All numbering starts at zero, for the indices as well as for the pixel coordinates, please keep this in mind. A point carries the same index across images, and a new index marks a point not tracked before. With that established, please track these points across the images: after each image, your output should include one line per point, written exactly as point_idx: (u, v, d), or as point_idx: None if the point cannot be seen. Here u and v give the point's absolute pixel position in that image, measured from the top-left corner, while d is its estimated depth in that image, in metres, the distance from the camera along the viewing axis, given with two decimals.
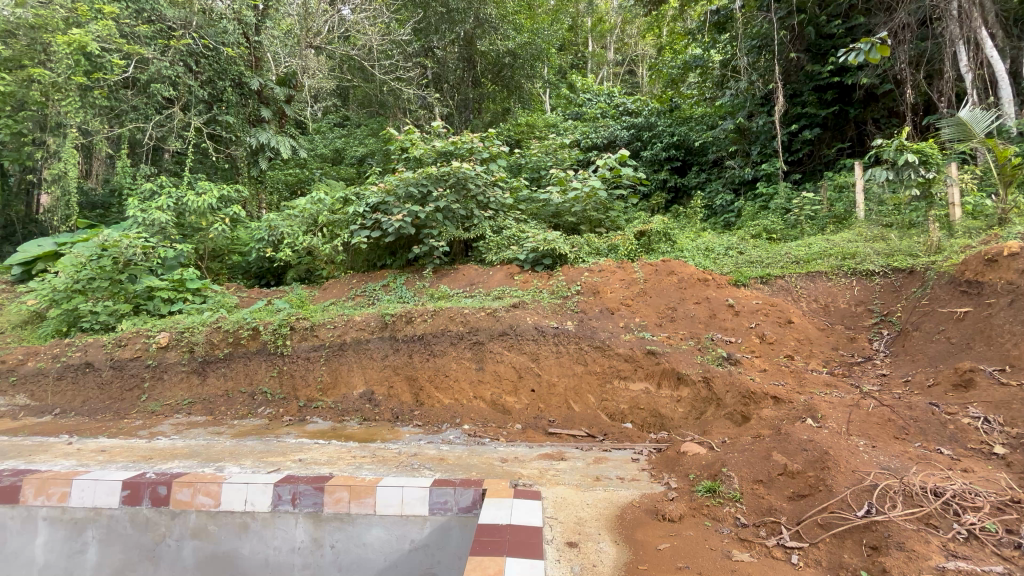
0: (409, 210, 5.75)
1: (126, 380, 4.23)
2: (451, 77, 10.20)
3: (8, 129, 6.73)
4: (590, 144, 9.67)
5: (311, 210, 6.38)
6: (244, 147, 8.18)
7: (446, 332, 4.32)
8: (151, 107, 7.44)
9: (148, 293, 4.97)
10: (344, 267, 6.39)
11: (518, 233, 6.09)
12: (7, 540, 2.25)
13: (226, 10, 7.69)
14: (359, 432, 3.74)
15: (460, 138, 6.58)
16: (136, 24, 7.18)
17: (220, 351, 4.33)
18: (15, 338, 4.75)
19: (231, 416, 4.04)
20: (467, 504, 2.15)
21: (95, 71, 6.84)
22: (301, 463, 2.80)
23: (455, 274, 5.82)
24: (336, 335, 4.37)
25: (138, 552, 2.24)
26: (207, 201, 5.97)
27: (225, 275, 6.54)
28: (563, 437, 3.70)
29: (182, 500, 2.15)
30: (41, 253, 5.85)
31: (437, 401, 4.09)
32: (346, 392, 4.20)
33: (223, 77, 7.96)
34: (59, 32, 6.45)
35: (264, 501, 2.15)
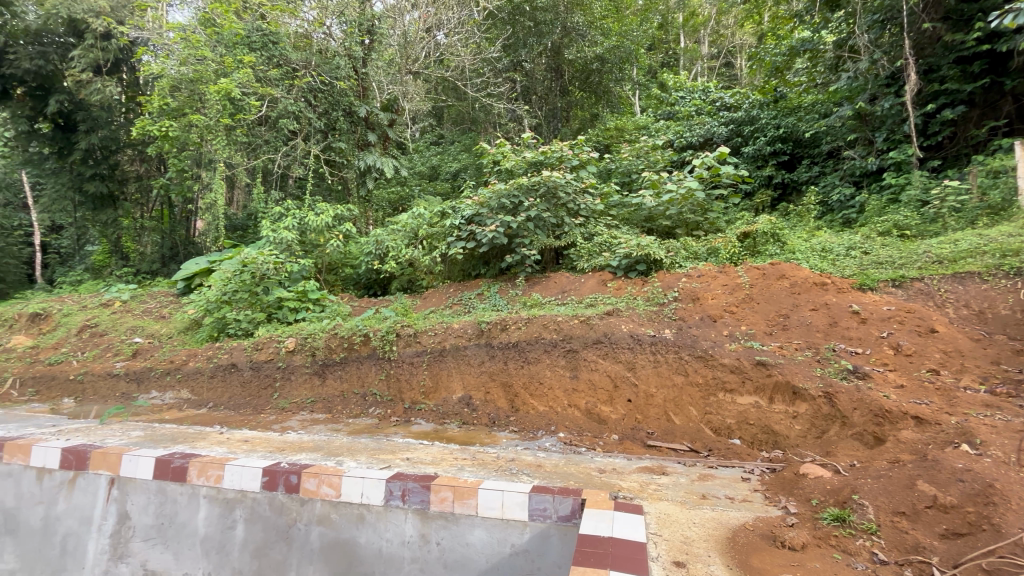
0: (502, 220, 5.93)
1: (262, 379, 4.82)
2: (539, 88, 10.43)
3: (174, 167, 8.05)
4: (684, 143, 9.25)
5: (412, 225, 6.81)
6: (354, 169, 8.99)
7: (540, 340, 4.36)
8: (279, 140, 8.47)
9: (279, 303, 5.64)
10: (441, 277, 6.73)
11: (609, 239, 6.01)
12: (177, 513, 2.56)
13: (338, 48, 8.61)
14: (460, 434, 3.91)
15: (550, 148, 6.65)
16: (268, 69, 8.27)
17: (337, 355, 4.78)
18: (180, 341, 5.62)
19: (347, 415, 4.44)
20: (567, 513, 2.14)
21: (237, 112, 7.95)
22: (409, 462, 2.98)
23: (548, 282, 5.87)
24: (436, 341, 4.62)
25: (274, 535, 2.47)
26: (325, 219, 6.68)
27: (339, 286, 7.15)
28: (663, 450, 3.56)
29: (310, 489, 2.40)
30: (198, 269, 6.92)
31: (532, 408, 4.14)
32: (446, 395, 4.41)
33: (336, 108, 8.87)
34: (211, 82, 7.62)
35: (377, 495, 2.32)
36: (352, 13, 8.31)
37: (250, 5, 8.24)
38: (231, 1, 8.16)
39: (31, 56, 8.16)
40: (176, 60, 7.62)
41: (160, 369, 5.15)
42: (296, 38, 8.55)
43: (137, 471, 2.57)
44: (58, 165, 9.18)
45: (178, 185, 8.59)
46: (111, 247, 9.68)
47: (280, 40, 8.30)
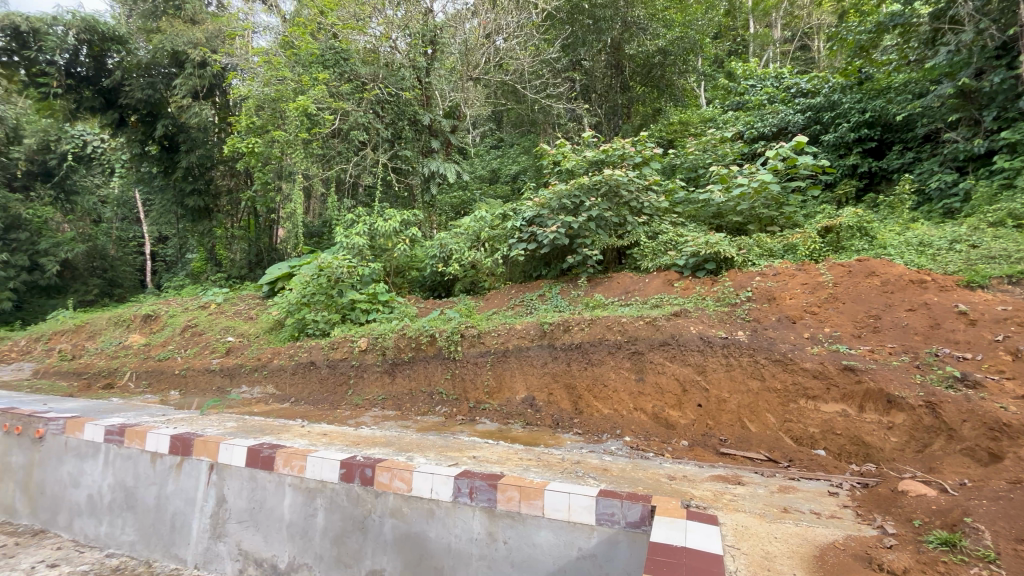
0: (563, 221, 5.91)
1: (338, 376, 5.12)
2: (599, 86, 10.31)
3: (259, 180, 8.76)
4: (756, 135, 8.70)
5: (474, 227, 6.94)
6: (419, 175, 9.31)
7: (603, 341, 4.29)
8: (351, 151, 8.92)
9: (352, 305, 5.96)
10: (503, 279, 6.80)
11: (675, 237, 5.82)
12: (267, 499, 2.75)
13: (403, 59, 8.98)
14: (524, 435, 3.93)
15: (611, 146, 6.54)
16: (341, 85, 8.75)
17: (406, 354, 4.97)
18: (266, 340, 6.08)
19: (416, 412, 4.60)
20: (636, 519, 2.08)
21: (313, 126, 8.44)
22: (476, 460, 3.03)
23: (611, 282, 5.76)
24: (499, 342, 4.68)
25: (351, 524, 2.57)
26: (393, 225, 6.98)
27: (406, 289, 7.42)
28: (738, 459, 3.37)
29: (383, 482, 2.50)
30: (280, 274, 7.47)
31: (597, 410, 4.08)
32: (510, 396, 4.45)
33: (402, 118, 9.24)
34: (290, 100, 8.24)
35: (446, 492, 2.38)
36: (416, 25, 8.68)
37: (324, 25, 8.75)
38: (307, 24, 8.77)
39: (143, 87, 9.23)
40: (261, 82, 8.36)
41: (249, 366, 5.62)
42: (365, 54, 8.95)
43: (233, 459, 2.81)
44: (165, 182, 10.36)
45: (263, 197, 9.35)
46: (207, 254, 10.72)
47: (350, 56, 8.79)
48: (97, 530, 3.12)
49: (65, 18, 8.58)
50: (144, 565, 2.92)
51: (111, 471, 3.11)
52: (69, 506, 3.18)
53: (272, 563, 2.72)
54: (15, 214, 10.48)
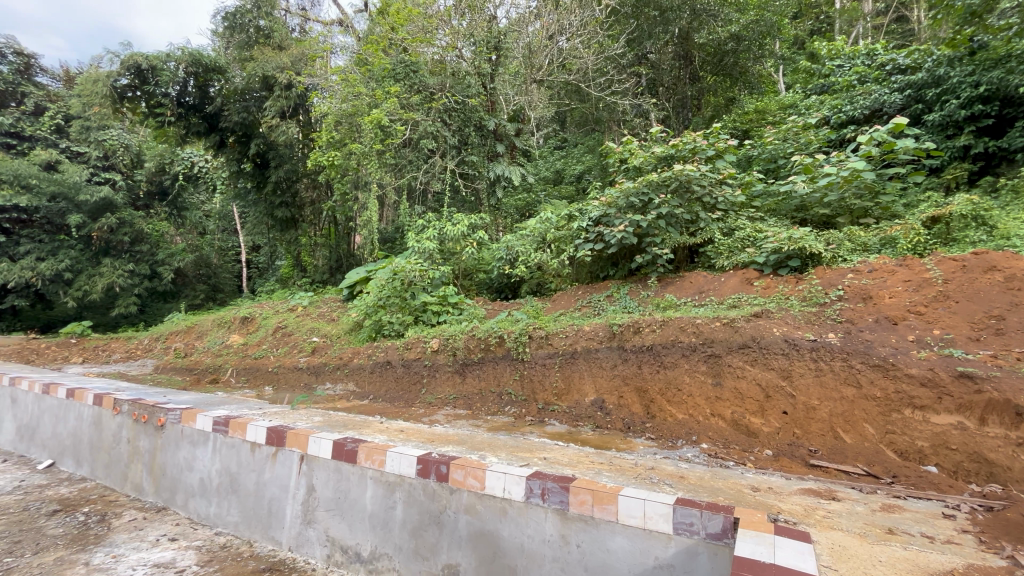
0: (631, 220, 5.76)
1: (412, 375, 5.34)
2: (667, 79, 10.05)
3: (339, 191, 9.37)
4: (844, 119, 7.95)
5: (540, 229, 6.96)
6: (485, 180, 9.45)
7: (677, 344, 4.13)
8: (420, 159, 9.23)
9: (423, 306, 6.20)
10: (570, 280, 6.75)
11: (753, 233, 5.51)
12: (352, 490, 2.91)
13: (469, 67, 9.23)
14: (594, 438, 3.88)
15: (681, 140, 6.28)
16: (411, 96, 9.04)
17: (475, 355, 5.08)
18: (346, 340, 6.47)
19: (486, 411, 4.68)
20: (717, 531, 1.96)
21: (387, 138, 8.84)
22: (547, 462, 3.01)
23: (683, 282, 5.54)
24: (568, 344, 4.65)
25: (427, 518, 2.64)
26: (461, 229, 7.18)
27: (474, 291, 7.56)
28: (831, 472, 3.10)
29: (458, 479, 2.56)
30: (358, 278, 7.93)
31: (670, 415, 3.93)
32: (579, 398, 4.40)
33: (468, 124, 9.42)
34: (365, 113, 8.70)
35: (518, 492, 2.39)
36: (480, 33, 8.92)
37: (394, 41, 9.20)
38: (379, 41, 9.29)
39: (238, 111, 10.26)
40: (339, 98, 8.83)
41: (332, 364, 6.03)
42: (433, 65, 9.30)
43: (321, 451, 3.02)
44: (258, 196, 11.38)
45: (342, 206, 10.01)
46: (294, 261, 11.63)
47: (419, 68, 9.11)
48: (207, 510, 3.46)
49: (173, 52, 9.59)
50: (247, 544, 3.20)
51: (218, 458, 3.45)
52: (184, 487, 3.57)
53: (356, 551, 2.85)
54: (139, 229, 12.00)
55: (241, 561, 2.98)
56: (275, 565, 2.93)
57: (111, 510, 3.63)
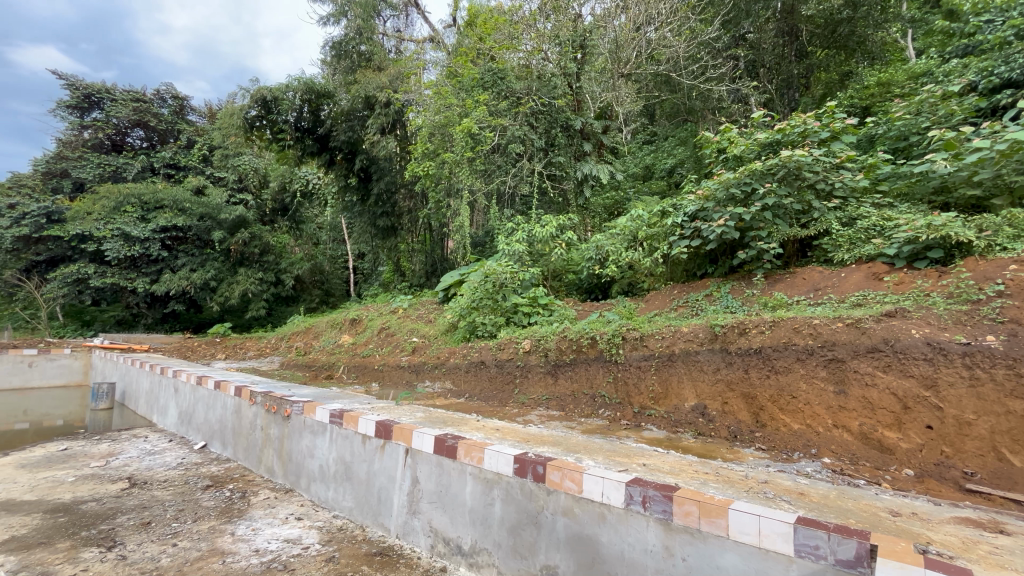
0: (732, 213, 5.38)
1: (505, 375, 5.44)
2: (769, 59, 9.28)
3: (433, 199, 9.86)
4: (998, 83, 6.62)
5: (631, 227, 6.73)
6: (573, 180, 9.39)
7: (790, 346, 3.76)
8: (509, 163, 9.17)
9: (515, 308, 6.31)
10: (664, 279, 6.46)
11: (881, 222, 4.88)
12: (453, 484, 3.00)
13: (554, 69, 9.27)
14: (696, 446, 3.65)
15: (788, 123, 5.73)
16: (499, 103, 9.12)
17: (567, 356, 5.03)
18: (443, 341, 6.79)
19: (579, 413, 4.60)
20: (849, 558, 1.69)
21: (477, 145, 9.04)
22: (647, 468, 2.87)
23: (794, 279, 5.05)
24: (665, 346, 4.43)
25: (524, 518, 2.62)
26: (550, 230, 7.19)
27: (564, 292, 7.51)
28: (994, 500, 2.63)
29: (555, 481, 2.52)
30: (452, 281, 8.28)
31: (784, 425, 3.61)
32: (678, 403, 4.19)
33: (555, 125, 9.39)
34: (457, 123, 8.98)
35: (618, 497, 2.28)
36: (566, 33, 9.02)
37: (482, 50, 9.46)
38: (468, 52, 9.58)
39: (345, 131, 11.25)
40: (432, 111, 9.23)
41: (430, 363, 6.34)
42: (519, 69, 9.34)
43: (424, 445, 3.18)
44: (362, 208, 12.46)
45: (436, 213, 10.54)
46: (395, 266, 12.49)
47: (507, 74, 9.19)
48: (325, 494, 3.79)
49: (291, 83, 10.70)
50: (360, 528, 3.46)
51: (334, 447, 3.78)
52: (307, 472, 3.96)
53: (457, 543, 2.93)
54: (266, 242, 13.65)
55: (356, 544, 3.23)
56: (385, 551, 3.13)
57: (250, 489, 4.14)
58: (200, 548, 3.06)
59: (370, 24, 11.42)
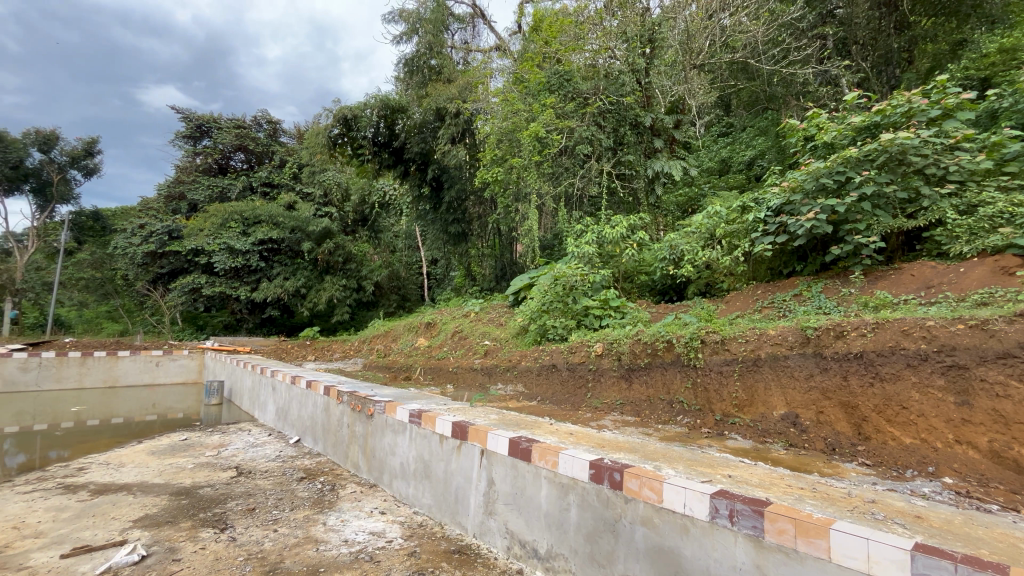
0: (823, 205, 4.94)
1: (578, 379, 5.38)
2: (863, 34, 8.54)
3: (502, 204, 10.01)
4: None
5: (707, 225, 6.41)
6: (643, 178, 9.11)
7: (898, 351, 3.36)
8: (576, 164, 9.15)
9: (586, 311, 6.23)
10: (745, 279, 6.08)
11: (1009, 208, 4.27)
12: (528, 487, 3.00)
13: (622, 65, 9.06)
14: (788, 458, 3.39)
15: (889, 103, 5.16)
16: (566, 105, 9.11)
17: (642, 360, 4.87)
18: (514, 344, 6.85)
19: (656, 419, 4.45)
20: None
21: (544, 149, 9.05)
22: (733, 480, 2.69)
23: (901, 275, 4.55)
24: (749, 350, 4.15)
25: (602, 525, 2.56)
26: (620, 230, 7.02)
27: (636, 294, 7.29)
28: None
29: (633, 489, 2.43)
30: (522, 285, 8.34)
31: (893, 438, 3.25)
32: (766, 411, 3.92)
33: (623, 124, 9.19)
34: (524, 128, 9.03)
35: (702, 510, 2.15)
36: (633, 28, 8.79)
37: (548, 53, 9.43)
38: (534, 57, 9.58)
39: (418, 142, 11.77)
40: (500, 118, 9.29)
41: (503, 366, 6.43)
42: (585, 70, 9.29)
43: (499, 447, 3.22)
44: (435, 216, 12.99)
45: (505, 218, 10.68)
46: (466, 271, 12.88)
47: (573, 76, 9.16)
48: (406, 491, 3.96)
49: (369, 101, 11.37)
50: (439, 526, 3.57)
51: (414, 446, 3.93)
52: (389, 469, 4.16)
53: (533, 547, 2.92)
54: (348, 251, 14.62)
55: (435, 540, 3.34)
56: (463, 549, 3.20)
57: (338, 482, 4.43)
58: (297, 535, 3.32)
59: (440, 39, 11.83)
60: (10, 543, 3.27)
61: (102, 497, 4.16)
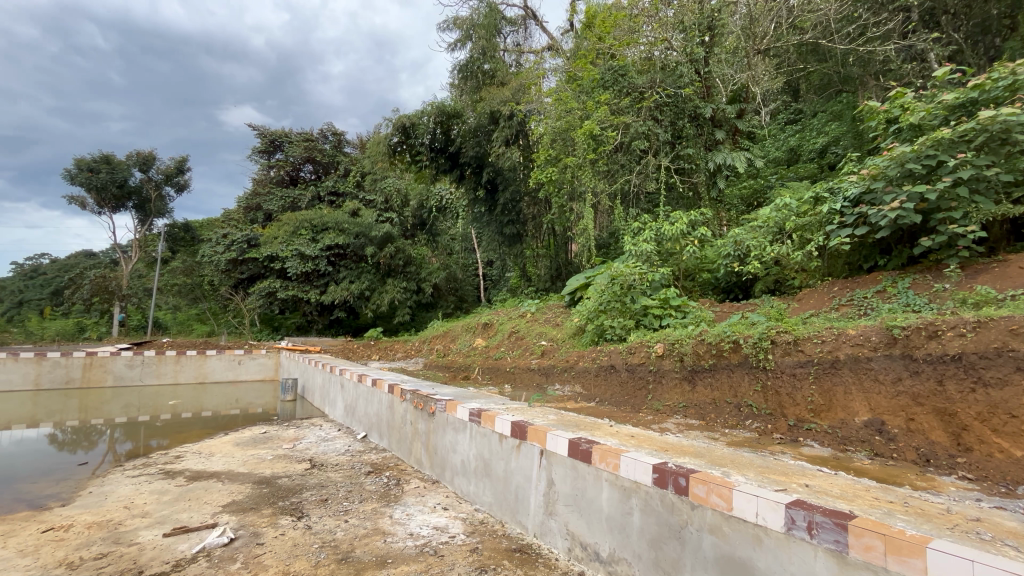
0: (910, 192, 4.52)
1: (637, 380, 5.25)
2: (954, 2, 7.80)
3: (557, 204, 9.97)
4: None
5: (776, 218, 6.06)
6: (704, 172, 8.77)
7: (1006, 353, 3.00)
8: (633, 161, 8.94)
9: (644, 310, 6.08)
10: (819, 274, 5.69)
11: None
12: (589, 489, 2.96)
13: (679, 56, 8.77)
14: (873, 468, 3.12)
15: (989, 77, 4.64)
16: (621, 101, 8.93)
17: (706, 361, 4.67)
18: (571, 344, 6.81)
19: (722, 424, 4.25)
20: None
21: (599, 146, 8.91)
22: (811, 490, 2.51)
23: (1006, 269, 4.07)
24: (826, 351, 3.87)
25: (667, 531, 2.48)
26: (680, 227, 6.78)
27: (698, 292, 7.00)
28: None
29: (699, 495, 2.34)
30: (577, 284, 8.27)
31: (1000, 451, 2.92)
32: (846, 417, 3.64)
33: (682, 116, 8.90)
34: (578, 126, 8.95)
35: (776, 520, 2.03)
36: (691, 17, 8.48)
37: (602, 49, 9.29)
38: (587, 54, 9.47)
39: (473, 146, 11.97)
40: (554, 117, 9.24)
41: (560, 366, 6.40)
42: (641, 64, 9.07)
43: (559, 448, 3.20)
44: (490, 218, 13.18)
45: (560, 217, 10.63)
46: (522, 271, 12.97)
47: (628, 70, 9.00)
48: (467, 488, 4.04)
49: (425, 109, 11.73)
50: (500, 524, 3.61)
51: (475, 444, 4.01)
52: (450, 466, 4.26)
53: (595, 550, 2.88)
54: (408, 254, 15.15)
55: (496, 538, 3.38)
56: (524, 548, 3.22)
57: (403, 477, 4.59)
58: (366, 527, 3.48)
59: (493, 43, 11.96)
60: (123, 521, 3.67)
61: (196, 483, 4.57)
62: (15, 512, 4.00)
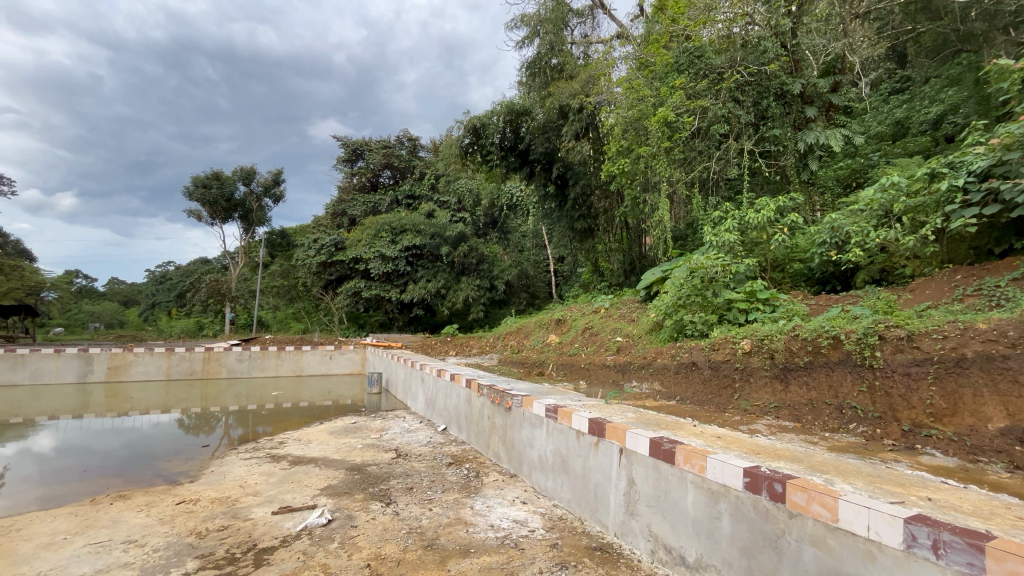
0: None
1: (721, 378, 4.95)
2: None
3: (630, 196, 9.68)
4: None
5: (881, 200, 5.41)
6: (794, 153, 8.21)
7: None
8: (712, 146, 8.36)
9: (728, 304, 5.74)
10: (936, 261, 5.05)
11: None
12: (673, 490, 2.85)
13: (761, 32, 8.15)
14: (1014, 483, 2.70)
15: None
16: (696, 83, 8.30)
17: (800, 359, 4.30)
18: (648, 340, 6.60)
19: (821, 427, 3.89)
20: None
21: (673, 134, 8.39)
22: (934, 504, 2.23)
23: None
24: (949, 348, 3.45)
25: (762, 540, 2.31)
26: (767, 214, 6.29)
27: (788, 284, 6.45)
28: None
29: (798, 503, 2.16)
30: (653, 278, 7.97)
31: None
32: (976, 423, 3.21)
33: (767, 95, 8.25)
34: (652, 114, 8.61)
35: (893, 535, 1.83)
36: None
37: (675, 31, 8.67)
38: (660, 38, 8.94)
39: (543, 142, 12.07)
40: (625, 107, 9.05)
41: (637, 364, 6.21)
42: (718, 43, 8.39)
43: (639, 447, 3.11)
44: (560, 213, 13.16)
45: (632, 210, 10.32)
46: (595, 266, 12.78)
47: (704, 51, 8.33)
48: (544, 483, 4.05)
49: (495, 108, 11.87)
50: (579, 521, 3.58)
51: (552, 440, 4.01)
52: (528, 461, 4.30)
53: (680, 554, 2.77)
54: (481, 252, 15.49)
55: (576, 535, 3.36)
56: (605, 547, 3.17)
57: (482, 470, 4.71)
58: (449, 516, 3.62)
59: (561, 36, 11.73)
60: (239, 498, 4.12)
61: (297, 467, 5.00)
62: (154, 486, 4.63)
